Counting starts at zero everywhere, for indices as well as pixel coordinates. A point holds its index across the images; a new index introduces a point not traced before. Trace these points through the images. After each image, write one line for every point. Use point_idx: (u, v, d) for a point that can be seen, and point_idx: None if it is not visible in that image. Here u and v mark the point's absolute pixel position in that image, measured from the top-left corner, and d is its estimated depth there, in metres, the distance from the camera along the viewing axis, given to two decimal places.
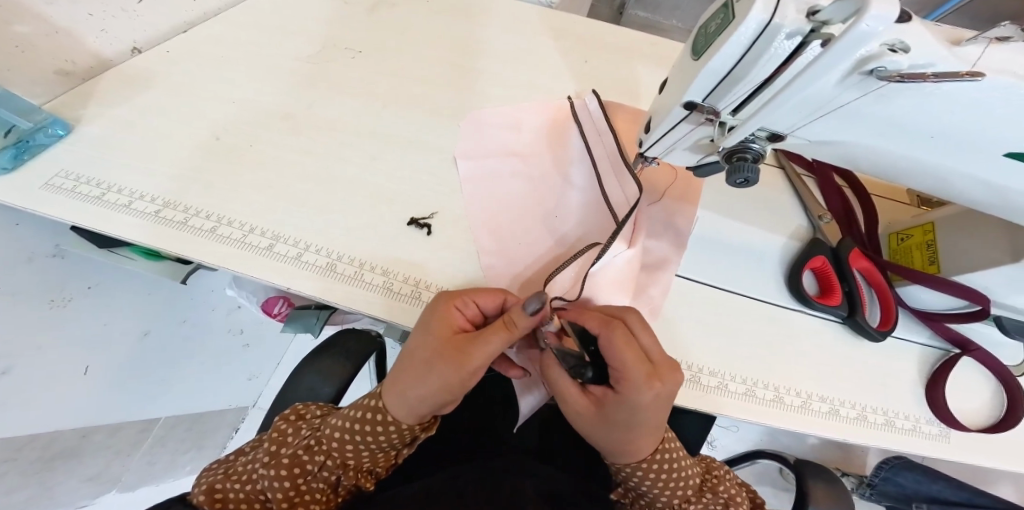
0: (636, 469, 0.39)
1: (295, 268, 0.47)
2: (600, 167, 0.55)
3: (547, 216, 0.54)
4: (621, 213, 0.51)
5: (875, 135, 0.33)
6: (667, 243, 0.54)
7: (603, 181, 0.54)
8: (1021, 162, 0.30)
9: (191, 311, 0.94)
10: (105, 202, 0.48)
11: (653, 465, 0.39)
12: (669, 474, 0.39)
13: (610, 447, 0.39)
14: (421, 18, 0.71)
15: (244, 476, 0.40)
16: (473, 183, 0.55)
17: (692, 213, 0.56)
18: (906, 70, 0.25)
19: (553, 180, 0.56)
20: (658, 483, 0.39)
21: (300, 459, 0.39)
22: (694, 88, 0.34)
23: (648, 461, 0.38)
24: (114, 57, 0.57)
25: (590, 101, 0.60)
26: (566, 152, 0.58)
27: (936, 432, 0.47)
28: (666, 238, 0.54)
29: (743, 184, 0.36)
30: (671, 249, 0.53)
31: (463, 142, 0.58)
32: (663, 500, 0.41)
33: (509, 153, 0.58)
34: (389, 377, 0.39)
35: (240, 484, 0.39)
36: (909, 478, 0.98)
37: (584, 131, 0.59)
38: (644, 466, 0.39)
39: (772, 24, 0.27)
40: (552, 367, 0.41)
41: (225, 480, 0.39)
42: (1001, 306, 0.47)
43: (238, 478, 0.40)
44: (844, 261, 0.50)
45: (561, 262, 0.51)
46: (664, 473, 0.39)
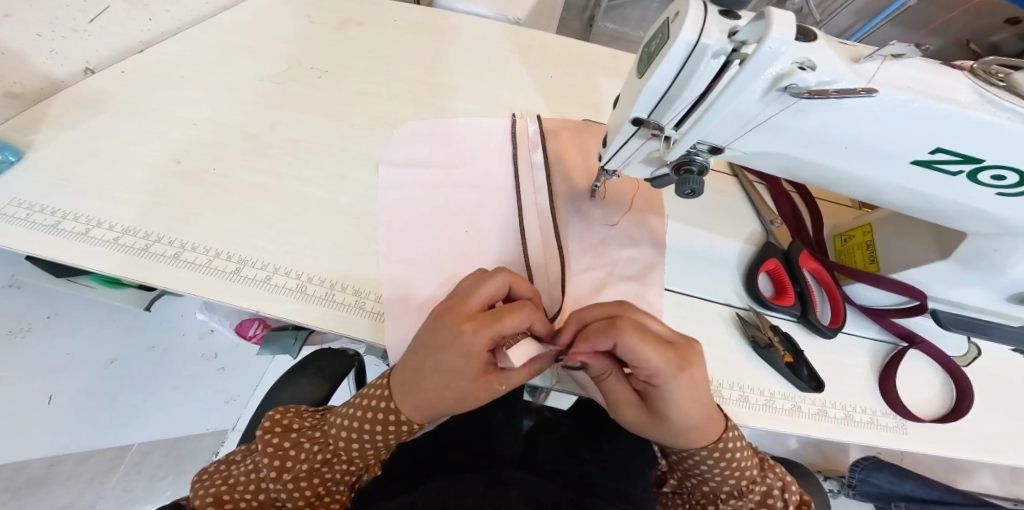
0: (711, 454, 0.38)
1: (262, 290, 0.47)
2: (557, 185, 0.57)
3: (535, 238, 0.52)
4: (582, 242, 0.54)
5: (804, 148, 0.35)
6: (649, 247, 0.56)
7: (559, 202, 0.56)
8: (928, 167, 0.33)
9: (160, 337, 0.94)
10: (60, 230, 0.47)
11: (723, 450, 0.38)
12: (733, 458, 0.39)
13: (681, 438, 0.37)
14: (388, 36, 0.72)
15: (250, 486, 0.38)
16: (448, 213, 0.54)
17: (659, 220, 0.58)
18: (815, 86, 0.29)
19: (524, 198, 0.55)
20: (718, 467, 0.39)
21: (319, 472, 0.39)
22: (638, 105, 0.35)
23: (716, 446, 0.38)
24: (66, 79, 0.57)
25: (532, 125, 0.62)
26: (528, 174, 0.57)
27: (893, 424, 0.49)
28: (647, 243, 0.56)
29: (691, 195, 0.38)
30: (654, 252, 0.56)
31: (430, 157, 0.59)
32: (723, 484, 0.41)
33: (477, 162, 0.59)
34: (408, 384, 0.37)
35: (250, 494, 0.38)
36: (882, 479, 1.01)
37: (537, 154, 0.59)
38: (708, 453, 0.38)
39: (700, 44, 0.29)
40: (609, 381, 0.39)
41: (231, 491, 0.38)
42: (937, 300, 0.50)
43: (245, 489, 0.38)
44: (795, 262, 0.53)
45: (555, 281, 0.50)
46: (727, 461, 0.39)
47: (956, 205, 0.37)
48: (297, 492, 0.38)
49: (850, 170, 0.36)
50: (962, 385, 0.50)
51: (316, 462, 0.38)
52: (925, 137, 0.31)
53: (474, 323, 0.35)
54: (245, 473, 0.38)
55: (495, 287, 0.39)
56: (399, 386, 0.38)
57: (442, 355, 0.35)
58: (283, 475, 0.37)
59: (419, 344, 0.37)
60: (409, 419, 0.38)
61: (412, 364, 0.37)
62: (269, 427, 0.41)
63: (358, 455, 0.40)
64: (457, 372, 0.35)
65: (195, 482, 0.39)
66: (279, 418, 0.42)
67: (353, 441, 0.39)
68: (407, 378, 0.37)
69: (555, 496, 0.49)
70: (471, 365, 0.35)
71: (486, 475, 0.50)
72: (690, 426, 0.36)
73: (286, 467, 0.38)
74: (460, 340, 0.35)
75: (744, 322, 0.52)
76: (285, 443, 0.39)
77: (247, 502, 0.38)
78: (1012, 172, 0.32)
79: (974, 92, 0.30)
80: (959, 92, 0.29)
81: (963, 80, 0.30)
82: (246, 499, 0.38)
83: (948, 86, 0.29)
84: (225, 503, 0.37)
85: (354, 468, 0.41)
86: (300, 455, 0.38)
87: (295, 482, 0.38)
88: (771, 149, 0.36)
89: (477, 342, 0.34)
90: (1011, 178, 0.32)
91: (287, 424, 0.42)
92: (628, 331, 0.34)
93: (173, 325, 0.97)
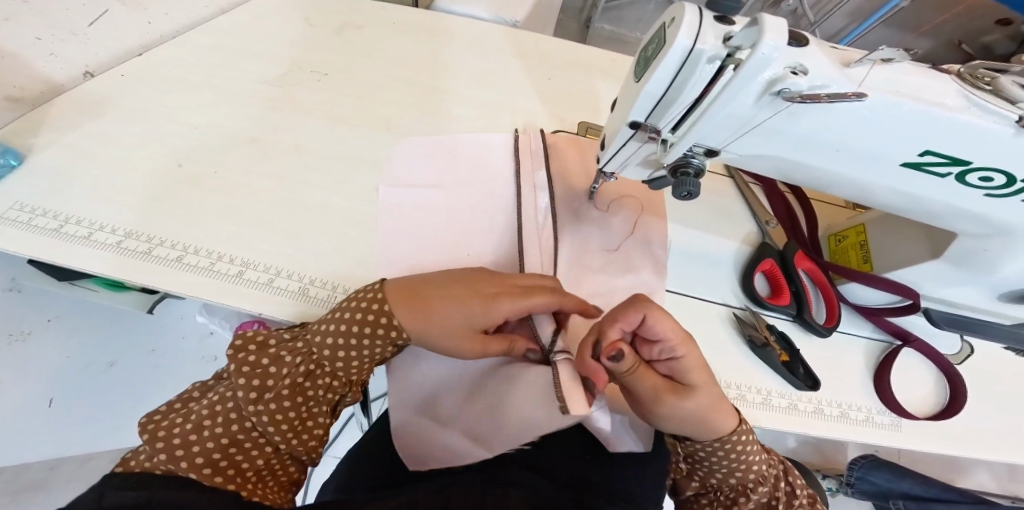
0: (725, 445, 0.39)
1: (265, 293, 0.47)
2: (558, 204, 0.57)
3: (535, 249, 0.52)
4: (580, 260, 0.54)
5: (796, 151, 0.36)
6: (649, 272, 0.55)
7: (560, 222, 0.56)
8: (918, 169, 0.34)
9: (161, 340, 0.93)
10: (63, 234, 0.48)
11: (737, 441, 0.39)
12: (742, 452, 0.40)
13: (706, 421, 0.38)
14: (386, 39, 0.73)
15: (223, 415, 0.35)
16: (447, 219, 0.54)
17: (660, 244, 0.57)
18: (806, 91, 0.29)
19: (524, 216, 0.55)
20: (727, 460, 0.40)
21: (301, 386, 0.37)
22: (635, 109, 0.36)
23: (735, 435, 0.39)
24: (66, 82, 0.57)
25: (534, 138, 0.62)
26: (528, 186, 0.57)
27: (888, 422, 0.50)
28: (647, 267, 0.55)
29: (687, 197, 0.38)
30: (654, 277, 0.55)
31: (433, 164, 0.59)
32: (737, 477, 0.41)
33: (479, 170, 0.59)
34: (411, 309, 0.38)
35: (225, 424, 0.35)
36: (880, 477, 1.02)
37: (538, 166, 0.59)
38: (725, 444, 0.39)
39: (695, 49, 0.29)
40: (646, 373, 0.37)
41: (199, 429, 0.34)
42: (929, 298, 0.51)
43: (219, 419, 0.35)
44: (790, 262, 0.54)
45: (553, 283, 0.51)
46: (737, 455, 0.40)
47: (946, 206, 0.38)
48: (280, 414, 0.36)
49: (843, 172, 0.37)
50: (955, 383, 0.51)
51: (298, 376, 0.37)
52: (914, 140, 0.32)
53: (509, 293, 0.40)
54: (213, 405, 0.36)
55: (538, 281, 0.44)
56: (402, 297, 0.38)
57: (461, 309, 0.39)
58: (265, 395, 0.35)
59: (453, 279, 0.41)
60: (401, 329, 0.38)
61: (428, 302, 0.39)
62: (243, 344, 0.38)
63: (342, 369, 0.39)
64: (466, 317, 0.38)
65: (144, 426, 0.35)
66: (251, 337, 0.39)
67: (339, 355, 0.38)
68: (414, 304, 0.38)
69: (556, 495, 0.49)
70: (486, 317, 0.39)
71: (488, 475, 0.50)
72: (712, 401, 0.39)
73: (265, 387, 0.36)
74: (488, 304, 0.39)
75: (741, 322, 0.53)
76: (263, 361, 0.37)
77: (218, 435, 0.35)
78: (999, 173, 0.32)
79: (961, 96, 0.30)
80: (946, 96, 0.30)
81: (950, 84, 0.31)
82: (216, 433, 0.34)
83: (936, 90, 0.30)
84: (192, 446, 0.33)
85: (338, 384, 0.39)
86: (281, 372, 0.37)
87: (277, 400, 0.36)
88: (764, 153, 0.37)
89: (507, 306, 0.39)
90: (998, 179, 0.33)
91: (263, 342, 0.39)
92: (653, 304, 0.39)
93: (174, 328, 0.93)
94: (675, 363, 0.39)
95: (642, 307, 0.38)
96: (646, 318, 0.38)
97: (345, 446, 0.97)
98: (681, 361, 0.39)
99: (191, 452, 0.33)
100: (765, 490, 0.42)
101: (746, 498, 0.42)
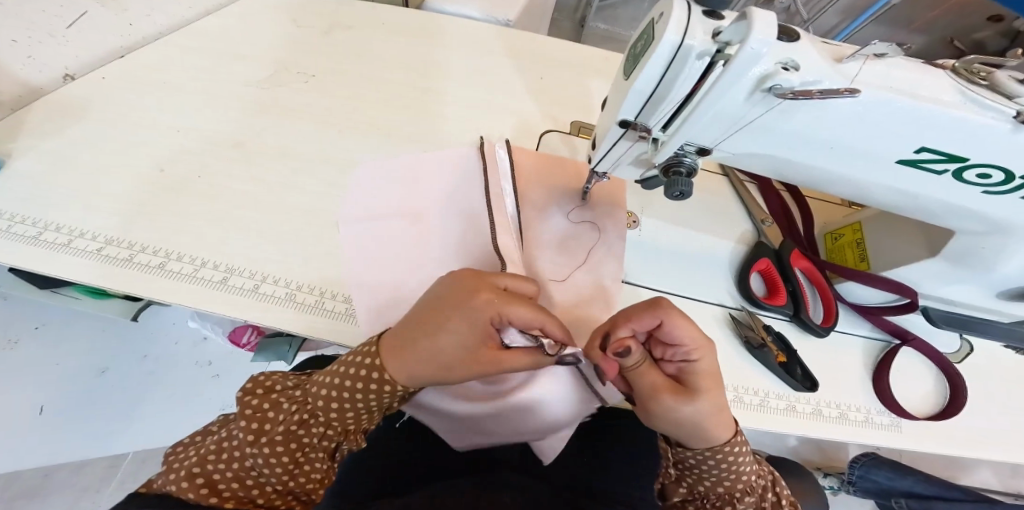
0: (715, 455, 0.38)
1: (250, 299, 0.46)
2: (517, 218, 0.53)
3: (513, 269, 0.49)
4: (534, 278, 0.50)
5: (790, 149, 0.35)
6: (599, 299, 0.51)
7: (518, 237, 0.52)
8: (914, 166, 0.33)
9: (153, 346, 0.92)
10: (42, 242, 0.47)
11: (729, 452, 0.38)
12: (733, 462, 0.38)
13: (708, 429, 0.36)
14: (376, 39, 0.72)
15: (225, 454, 0.35)
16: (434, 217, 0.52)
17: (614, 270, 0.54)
18: (798, 87, 0.29)
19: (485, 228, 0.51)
20: (717, 468, 0.39)
21: (296, 435, 0.35)
22: (625, 107, 0.35)
23: (731, 445, 0.38)
24: (45, 85, 0.56)
25: (500, 150, 0.57)
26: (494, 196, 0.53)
27: (888, 422, 0.49)
28: (597, 294, 0.51)
29: (680, 197, 0.37)
30: (603, 306, 0.51)
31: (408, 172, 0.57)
32: (726, 486, 0.40)
33: (454, 179, 0.56)
34: (399, 346, 0.33)
35: (224, 463, 0.34)
36: (882, 475, 1.02)
37: (505, 184, 0.55)
38: (719, 453, 0.38)
39: (684, 45, 0.29)
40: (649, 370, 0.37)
41: (204, 463, 0.34)
42: (928, 297, 0.50)
43: (221, 457, 0.34)
44: (786, 262, 0.53)
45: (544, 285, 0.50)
46: (727, 465, 0.38)
47: (943, 204, 0.37)
48: (274, 459, 0.34)
49: (837, 170, 0.36)
50: (954, 382, 0.51)
51: (293, 424, 0.34)
52: (909, 137, 0.31)
53: (491, 295, 0.33)
54: (219, 442, 0.35)
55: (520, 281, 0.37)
56: (389, 349, 0.34)
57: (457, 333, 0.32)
58: (261, 439, 0.34)
59: (430, 304, 0.34)
60: (393, 379, 0.33)
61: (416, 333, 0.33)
62: (251, 387, 0.37)
63: (338, 419, 0.35)
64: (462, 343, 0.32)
65: (168, 455, 0.37)
66: (261, 380, 0.38)
67: (333, 404, 0.34)
68: (406, 344, 0.33)
69: (551, 499, 0.48)
70: (474, 332, 0.32)
71: (483, 477, 0.49)
72: (718, 408, 0.37)
73: (263, 431, 0.34)
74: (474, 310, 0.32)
75: (737, 323, 0.52)
76: (265, 405, 0.36)
77: (222, 474, 0.34)
78: (997, 170, 0.32)
79: (957, 92, 0.29)
80: (942, 92, 0.29)
81: (945, 80, 0.30)
82: (219, 470, 0.34)
83: (930, 86, 0.29)
84: (197, 475, 0.34)
85: (335, 433, 0.36)
86: (278, 417, 0.35)
87: (272, 447, 0.34)
88: (757, 151, 0.36)
89: (488, 313, 0.32)
90: (995, 176, 0.32)
91: (269, 386, 0.38)
92: (671, 308, 0.37)
93: (165, 335, 0.92)
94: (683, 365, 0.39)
95: (656, 310, 0.37)
96: (662, 324, 0.37)
97: None
98: (693, 365, 0.38)
99: (195, 482, 0.34)
100: (751, 501, 0.40)
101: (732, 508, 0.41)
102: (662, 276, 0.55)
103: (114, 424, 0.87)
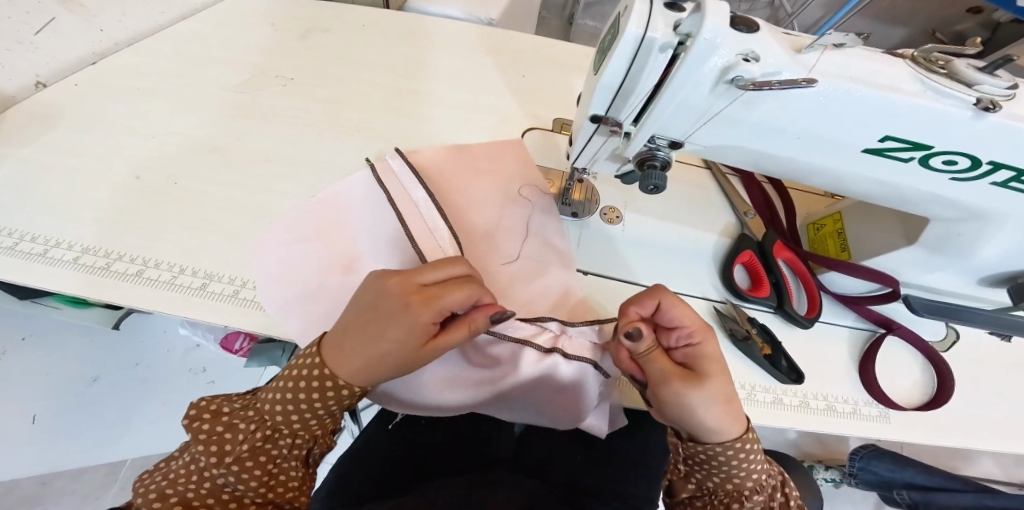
0: (728, 451, 0.36)
1: (231, 305, 0.46)
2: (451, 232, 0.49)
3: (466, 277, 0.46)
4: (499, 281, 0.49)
5: (760, 139, 0.35)
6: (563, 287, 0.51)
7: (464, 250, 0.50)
8: (882, 155, 0.33)
9: (145, 354, 0.92)
10: (18, 252, 0.47)
11: (745, 447, 0.36)
12: (746, 457, 0.37)
13: (720, 418, 0.35)
14: (354, 40, 0.72)
15: (193, 476, 0.34)
16: (407, 209, 0.50)
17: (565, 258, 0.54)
18: (759, 78, 0.29)
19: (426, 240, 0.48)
20: (730, 462, 0.37)
21: (261, 448, 0.34)
22: (594, 102, 0.35)
23: (743, 439, 0.36)
24: (16, 93, 0.56)
25: (394, 161, 0.53)
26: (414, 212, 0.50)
27: (876, 413, 0.49)
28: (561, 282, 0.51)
29: (655, 191, 0.37)
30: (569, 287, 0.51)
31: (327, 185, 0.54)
32: (736, 482, 0.38)
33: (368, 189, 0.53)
34: (341, 343, 0.34)
35: (193, 483, 0.33)
36: (882, 466, 1.01)
37: (417, 195, 0.51)
38: (737, 447, 0.36)
39: (646, 38, 0.28)
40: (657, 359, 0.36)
41: (172, 483, 0.33)
42: (910, 285, 0.50)
43: (188, 479, 0.34)
44: (769, 254, 0.53)
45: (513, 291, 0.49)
46: (741, 462, 0.37)
47: (916, 191, 0.37)
48: (245, 475, 0.33)
49: (808, 161, 0.36)
50: (941, 370, 0.50)
51: (256, 440, 0.34)
52: (874, 125, 0.31)
53: (423, 296, 0.34)
54: (187, 464, 0.34)
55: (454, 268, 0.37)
56: (329, 350, 0.34)
57: (392, 333, 0.33)
58: (225, 460, 0.33)
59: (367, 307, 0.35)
60: (344, 382, 0.34)
61: (359, 334, 0.34)
62: (195, 413, 0.35)
63: (302, 428, 0.35)
64: (400, 340, 0.33)
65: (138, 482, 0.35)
66: (204, 405, 0.37)
67: (290, 413, 0.34)
68: (349, 346, 0.34)
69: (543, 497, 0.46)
70: (411, 333, 0.33)
71: (473, 478, 0.47)
72: (726, 396, 0.36)
73: (226, 451, 0.33)
74: (406, 311, 0.33)
75: (722, 316, 0.51)
76: (219, 428, 0.34)
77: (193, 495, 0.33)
78: (962, 156, 0.32)
79: (915, 81, 0.29)
80: (901, 80, 0.29)
81: (903, 68, 0.30)
82: (190, 492, 0.33)
83: (888, 74, 0.29)
84: (169, 497, 0.33)
85: (303, 441, 0.36)
86: (237, 436, 0.34)
87: (240, 464, 0.33)
88: (729, 143, 0.36)
89: (423, 310, 0.33)
90: (961, 162, 0.32)
91: (216, 408, 0.36)
92: (673, 296, 0.39)
93: (157, 343, 0.93)
94: (693, 352, 0.38)
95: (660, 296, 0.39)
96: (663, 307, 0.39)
97: (337, 454, 0.96)
98: (697, 348, 0.38)
99: (168, 502, 0.33)
100: (761, 499, 0.39)
101: (740, 506, 0.38)
102: (645, 270, 0.55)
103: (107, 432, 0.87)
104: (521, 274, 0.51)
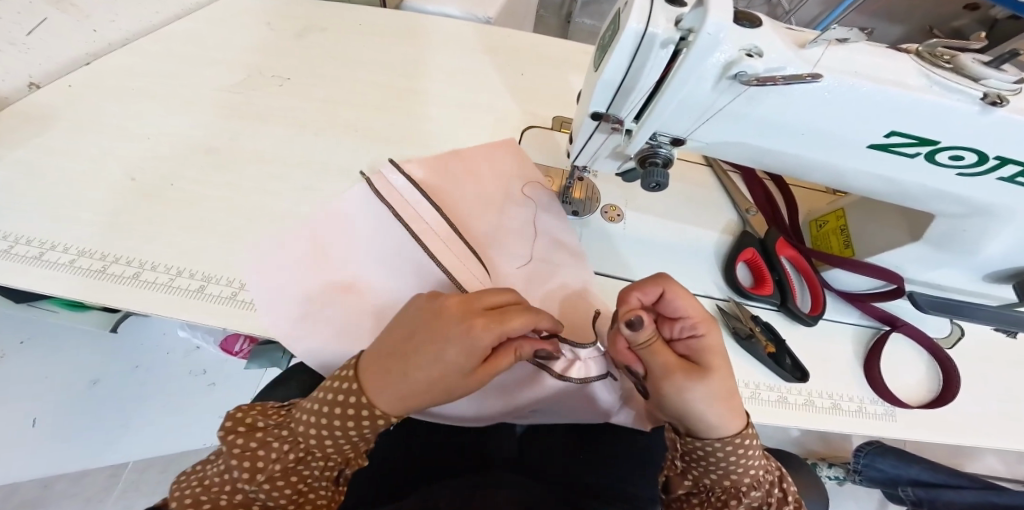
0: (727, 447, 0.36)
1: (229, 307, 0.46)
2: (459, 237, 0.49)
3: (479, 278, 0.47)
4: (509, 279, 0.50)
5: (763, 136, 0.34)
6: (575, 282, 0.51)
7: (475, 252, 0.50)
8: (888, 151, 0.33)
9: (144, 357, 0.91)
10: (13, 255, 0.46)
11: (744, 442, 0.36)
12: (745, 453, 0.37)
13: (721, 413, 0.35)
14: (350, 40, 0.71)
15: (225, 487, 0.34)
16: (407, 214, 0.49)
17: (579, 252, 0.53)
18: (762, 73, 0.28)
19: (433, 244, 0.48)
20: (728, 459, 0.36)
21: (294, 469, 0.34)
22: (595, 99, 0.34)
23: (742, 434, 0.36)
24: (9, 95, 0.56)
25: (386, 168, 0.52)
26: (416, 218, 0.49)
27: (882, 411, 0.48)
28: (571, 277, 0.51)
29: (657, 188, 0.37)
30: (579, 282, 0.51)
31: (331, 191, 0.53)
32: (733, 479, 0.38)
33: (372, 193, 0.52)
34: (379, 369, 0.33)
35: (224, 496, 0.33)
36: (887, 463, 1.01)
37: (415, 200, 0.50)
38: (735, 442, 0.36)
39: (648, 33, 0.28)
40: (659, 351, 0.35)
41: (201, 491, 0.34)
42: (915, 282, 0.50)
43: (219, 489, 0.34)
44: (772, 251, 0.53)
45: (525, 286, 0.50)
46: (738, 458, 0.36)
47: (921, 187, 0.36)
48: (276, 492, 0.34)
49: (812, 158, 0.35)
50: (947, 367, 0.50)
51: (290, 462, 0.33)
52: (878, 121, 0.30)
53: (486, 318, 0.33)
54: (217, 474, 0.34)
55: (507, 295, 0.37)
56: (372, 375, 0.33)
57: (449, 357, 0.32)
58: (258, 478, 0.33)
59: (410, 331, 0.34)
60: (382, 411, 0.33)
61: (410, 361, 0.32)
62: (231, 425, 0.34)
63: (335, 451, 0.34)
64: (459, 366, 0.32)
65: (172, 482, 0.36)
66: (240, 415, 0.35)
67: (325, 439, 0.33)
68: (391, 371, 0.33)
69: (547, 498, 0.46)
70: (471, 358, 0.32)
71: (475, 479, 0.47)
72: (727, 390, 0.36)
73: (258, 468, 0.33)
74: (472, 335, 0.32)
75: (725, 315, 0.51)
76: (253, 443, 0.33)
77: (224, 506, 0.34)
78: (968, 151, 0.31)
79: (920, 76, 0.29)
80: (906, 75, 0.29)
81: (908, 62, 0.29)
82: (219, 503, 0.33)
83: (892, 69, 0.29)
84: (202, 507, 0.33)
85: (333, 463, 0.35)
86: (270, 456, 0.33)
87: (272, 483, 0.33)
88: (731, 140, 0.36)
89: (487, 336, 0.32)
90: (968, 157, 0.32)
91: (251, 421, 0.35)
92: (677, 284, 0.38)
93: (155, 345, 0.92)
94: (695, 343, 0.37)
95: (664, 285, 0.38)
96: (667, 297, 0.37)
97: None
98: (700, 340, 0.37)
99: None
100: (757, 495, 0.39)
101: (737, 503, 0.38)
102: (647, 269, 0.55)
103: (106, 435, 0.87)
104: (522, 274, 0.50)
